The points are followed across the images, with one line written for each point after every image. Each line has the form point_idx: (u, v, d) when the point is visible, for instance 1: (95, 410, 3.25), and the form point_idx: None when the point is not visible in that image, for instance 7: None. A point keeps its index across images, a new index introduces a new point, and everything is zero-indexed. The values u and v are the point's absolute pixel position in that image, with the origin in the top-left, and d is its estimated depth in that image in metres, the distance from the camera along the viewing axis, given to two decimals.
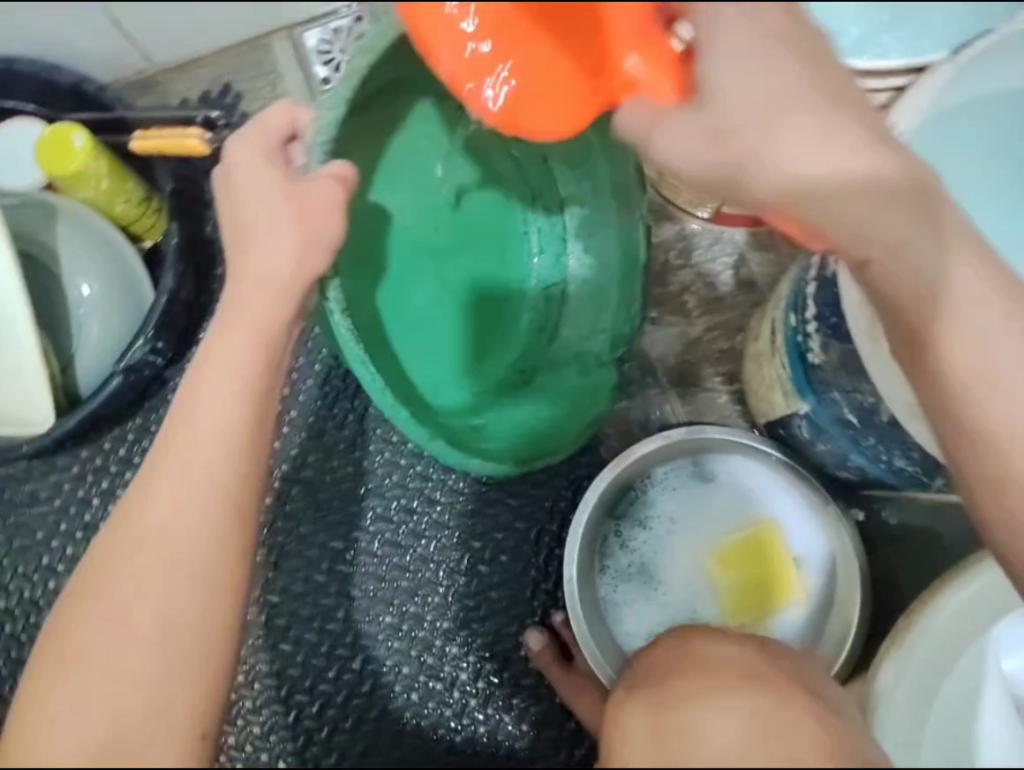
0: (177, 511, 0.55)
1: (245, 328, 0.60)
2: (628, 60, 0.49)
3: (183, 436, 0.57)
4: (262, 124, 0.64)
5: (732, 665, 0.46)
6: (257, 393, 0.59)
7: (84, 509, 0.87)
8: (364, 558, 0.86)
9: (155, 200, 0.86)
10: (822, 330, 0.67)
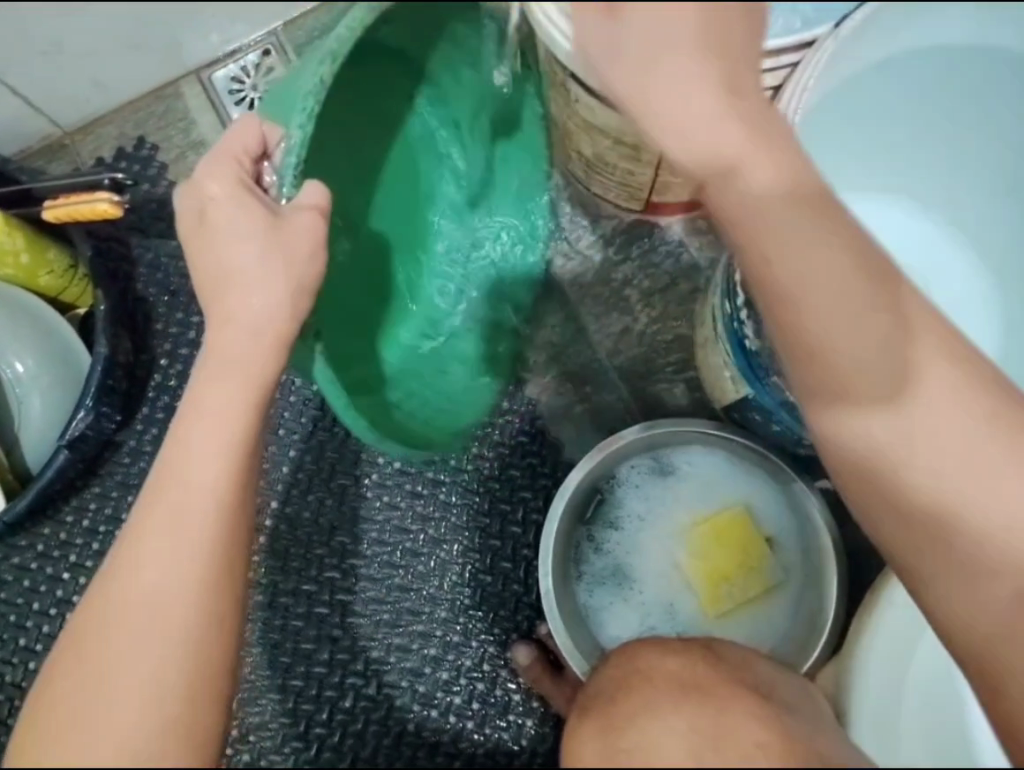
0: (165, 570, 0.55)
1: (234, 378, 0.58)
2: None
3: (169, 492, 0.56)
4: (227, 144, 0.59)
5: (681, 674, 0.46)
6: (250, 447, 0.58)
7: (55, 586, 0.86)
8: (353, 588, 0.85)
9: (81, 267, 0.84)
10: (754, 317, 0.67)
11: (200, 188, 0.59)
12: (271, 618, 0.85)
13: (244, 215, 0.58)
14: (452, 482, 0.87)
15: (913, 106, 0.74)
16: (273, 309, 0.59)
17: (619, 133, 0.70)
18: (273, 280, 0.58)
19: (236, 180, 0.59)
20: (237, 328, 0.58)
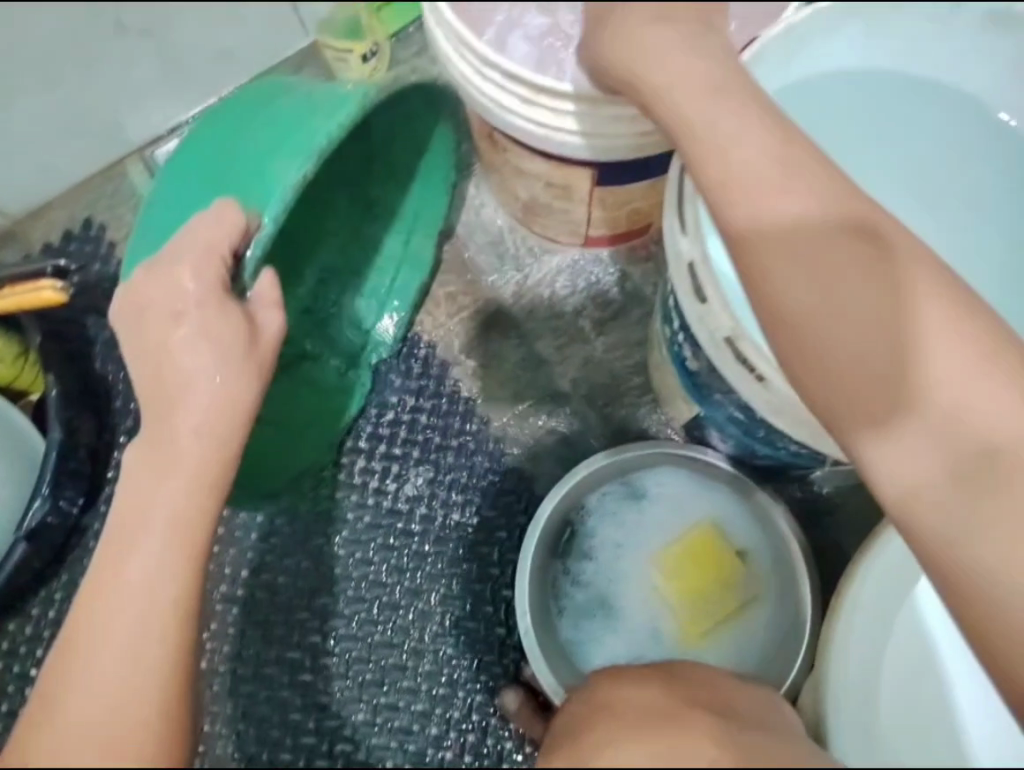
0: (101, 685, 0.50)
1: (174, 466, 0.56)
2: None
3: (107, 593, 0.52)
4: (203, 237, 0.60)
5: (646, 708, 0.45)
6: (196, 541, 0.55)
7: (24, 683, 0.83)
8: (328, 654, 0.84)
9: (33, 353, 0.85)
10: (689, 339, 0.68)
11: (175, 283, 0.59)
12: (252, 690, 0.83)
13: (205, 306, 0.58)
14: (424, 530, 0.87)
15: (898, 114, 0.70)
16: (219, 388, 0.57)
17: (548, 172, 0.72)
18: (219, 357, 0.58)
19: (213, 280, 0.59)
20: (179, 409, 0.57)
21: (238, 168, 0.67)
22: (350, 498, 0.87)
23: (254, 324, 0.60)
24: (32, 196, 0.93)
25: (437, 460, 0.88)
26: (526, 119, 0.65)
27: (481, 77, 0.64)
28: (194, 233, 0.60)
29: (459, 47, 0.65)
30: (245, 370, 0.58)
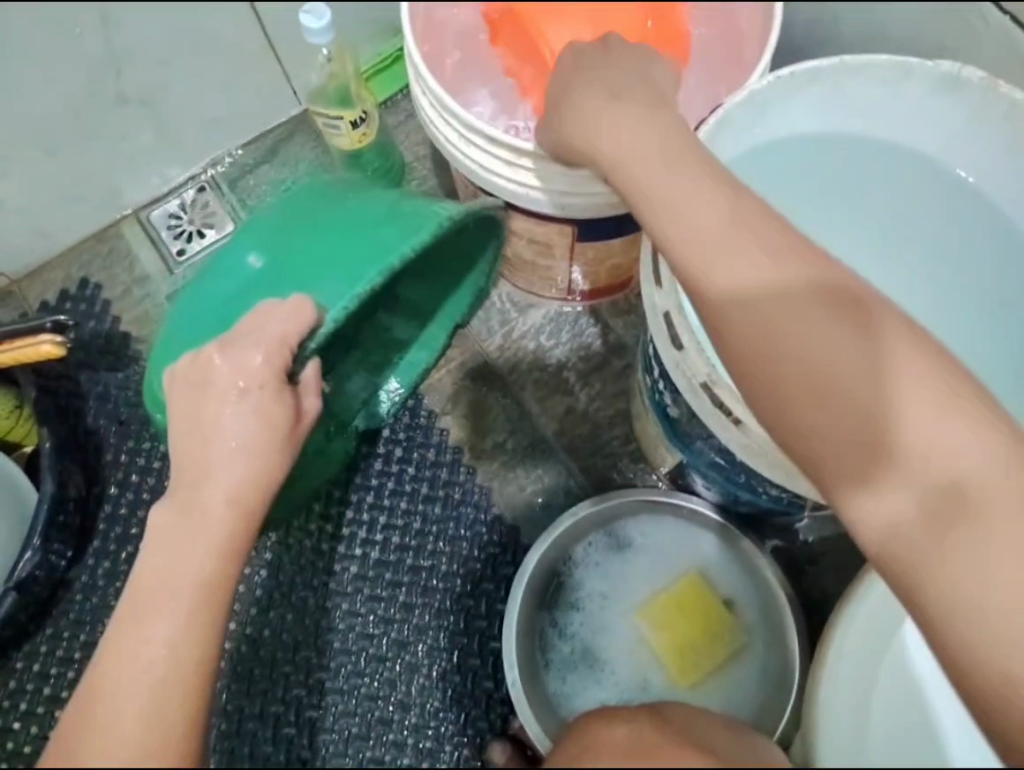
0: (115, 748, 0.51)
1: (198, 532, 0.57)
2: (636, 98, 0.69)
3: (128, 659, 0.53)
4: (275, 325, 0.58)
5: (628, 742, 0.45)
6: (215, 609, 0.56)
7: (5, 738, 0.82)
8: (311, 711, 0.83)
9: (27, 406, 0.86)
10: (669, 387, 0.70)
11: (244, 363, 0.58)
12: (235, 745, 0.82)
13: (263, 391, 0.58)
14: (411, 582, 0.87)
15: (851, 178, 0.75)
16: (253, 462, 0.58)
17: (531, 228, 0.75)
18: (262, 430, 0.58)
19: (279, 368, 0.58)
20: (211, 481, 0.57)
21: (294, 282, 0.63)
22: (338, 548, 0.88)
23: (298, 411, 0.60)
24: (32, 257, 0.95)
25: (424, 511, 0.89)
26: (507, 179, 0.70)
27: (467, 141, 0.70)
28: (261, 324, 0.58)
29: (443, 115, 0.71)
30: (282, 447, 0.59)
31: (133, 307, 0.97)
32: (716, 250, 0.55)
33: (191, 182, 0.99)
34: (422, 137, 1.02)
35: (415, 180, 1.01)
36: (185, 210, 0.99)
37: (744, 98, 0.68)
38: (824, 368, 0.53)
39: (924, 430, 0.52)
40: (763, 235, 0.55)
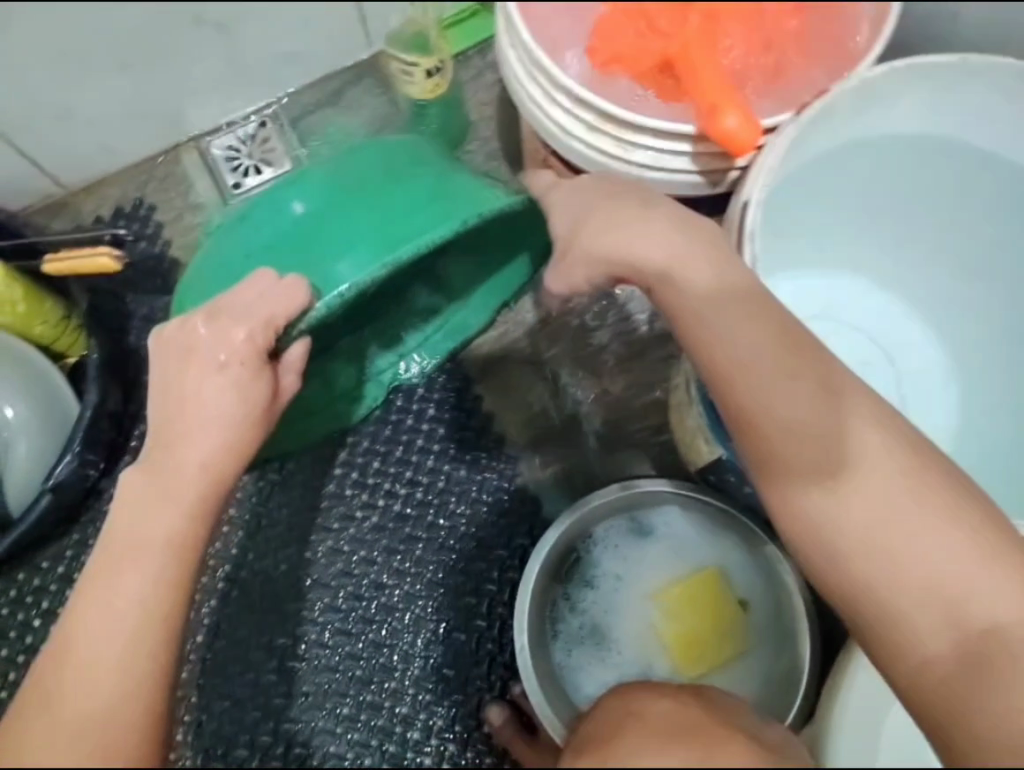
0: (89, 683, 0.53)
1: (171, 489, 0.59)
2: (729, 120, 0.63)
3: (103, 599, 0.55)
4: (262, 306, 0.60)
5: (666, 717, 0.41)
6: (184, 558, 0.58)
7: (25, 632, 0.85)
8: (315, 649, 0.86)
9: (75, 318, 0.87)
10: None
11: (223, 335, 0.60)
12: (238, 670, 0.86)
13: (243, 361, 0.60)
14: (428, 538, 0.89)
15: (903, 178, 0.75)
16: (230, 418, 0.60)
17: None
18: (239, 403, 0.60)
19: (261, 346, 0.60)
20: (190, 441, 0.60)
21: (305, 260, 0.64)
22: (362, 496, 0.90)
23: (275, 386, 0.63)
24: (94, 169, 0.97)
25: (449, 471, 0.90)
26: (590, 146, 0.66)
27: (550, 102, 0.66)
28: (250, 301, 0.60)
29: (530, 71, 0.66)
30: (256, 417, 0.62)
31: (186, 231, 0.99)
32: (712, 324, 0.60)
33: (250, 120, 0.97)
34: (489, 97, 1.00)
35: (476, 141, 1.00)
36: (243, 144, 0.97)
37: (849, 87, 0.65)
38: (807, 464, 0.59)
39: (917, 536, 0.56)
40: (760, 321, 0.61)
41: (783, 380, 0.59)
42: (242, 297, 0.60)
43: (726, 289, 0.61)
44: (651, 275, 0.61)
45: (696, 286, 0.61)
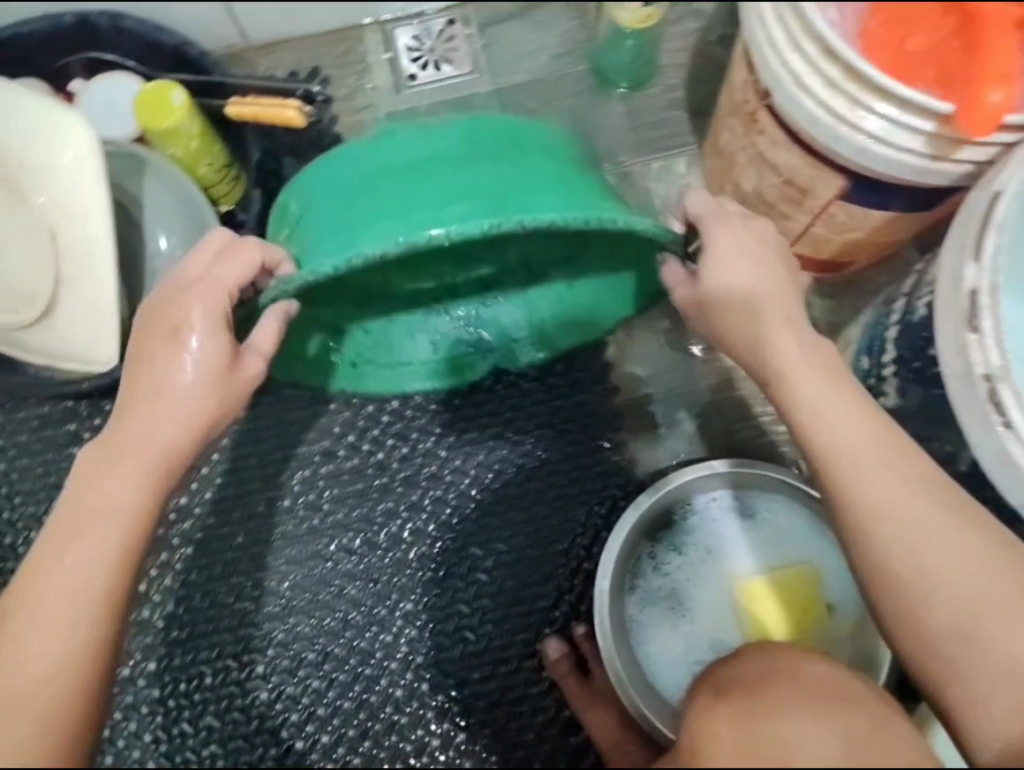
0: (22, 648, 0.56)
1: (130, 458, 0.61)
2: (991, 95, 0.57)
3: (46, 569, 0.58)
4: (220, 272, 0.64)
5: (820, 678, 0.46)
6: (138, 523, 0.60)
7: None
8: (392, 541, 0.87)
9: (235, 168, 0.87)
10: (901, 373, 0.67)
11: (184, 304, 0.63)
12: (316, 544, 0.87)
13: (205, 334, 0.63)
14: (524, 464, 0.88)
15: None
16: (193, 395, 0.62)
17: (794, 167, 0.74)
18: (203, 373, 0.62)
19: (218, 314, 0.63)
20: (147, 410, 0.62)
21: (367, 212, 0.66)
22: (466, 411, 0.89)
23: (235, 361, 0.64)
24: (276, 28, 0.93)
25: (559, 406, 0.89)
26: (819, 102, 0.64)
27: (792, 48, 0.64)
28: (207, 271, 0.64)
29: (782, 14, 0.64)
30: (217, 389, 0.63)
31: (353, 114, 0.93)
32: (784, 371, 0.63)
33: (441, 13, 0.95)
34: (684, 46, 0.95)
35: (663, 85, 0.94)
36: (425, 40, 0.95)
37: None
38: (883, 497, 0.59)
39: (990, 599, 0.57)
40: (824, 371, 0.63)
41: (863, 447, 0.60)
42: (201, 271, 0.64)
43: (790, 326, 0.63)
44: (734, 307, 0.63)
45: (765, 326, 0.63)
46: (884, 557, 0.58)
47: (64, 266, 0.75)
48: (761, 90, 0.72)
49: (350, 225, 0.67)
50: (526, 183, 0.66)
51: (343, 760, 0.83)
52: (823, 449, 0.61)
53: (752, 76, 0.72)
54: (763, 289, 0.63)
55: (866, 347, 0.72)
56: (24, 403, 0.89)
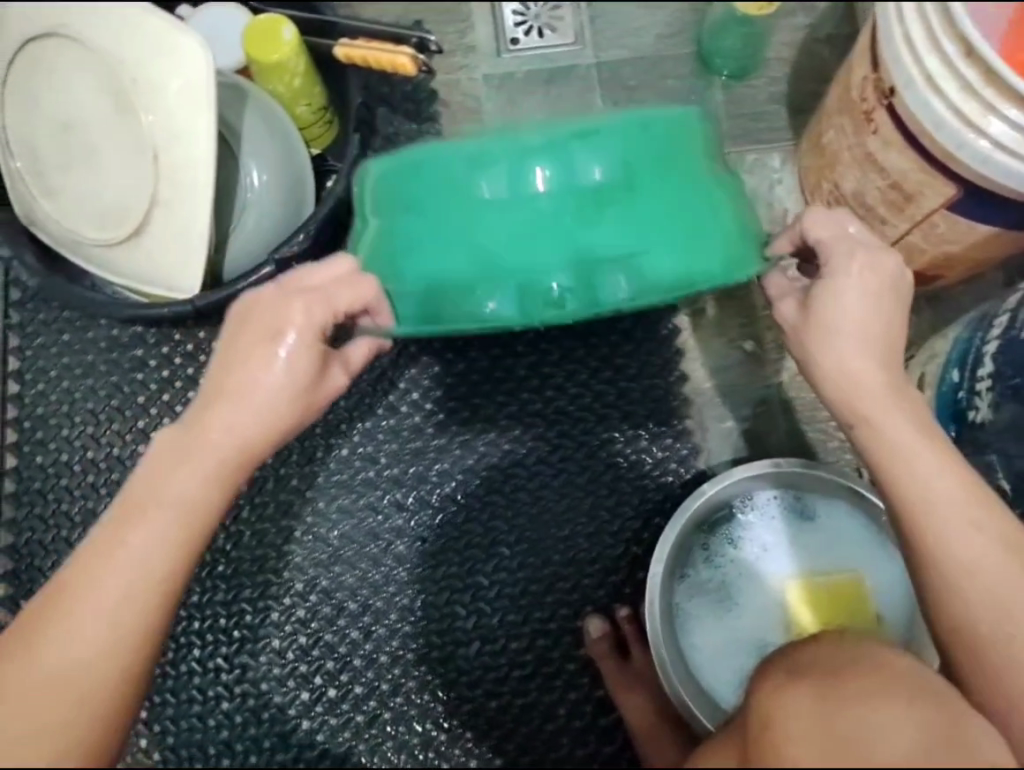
0: (73, 629, 0.54)
1: (200, 459, 0.58)
2: None
3: (106, 553, 0.55)
4: (335, 291, 0.60)
5: (898, 678, 0.46)
6: (199, 528, 0.58)
7: (188, 386, 0.88)
8: (444, 501, 0.87)
9: (330, 112, 0.86)
10: (995, 389, 0.68)
11: (286, 314, 0.59)
12: (369, 495, 0.87)
13: (298, 347, 0.60)
14: (584, 442, 0.87)
15: None
16: (278, 403, 0.60)
17: (902, 171, 0.73)
18: (291, 386, 0.60)
19: (318, 328, 0.60)
20: (226, 414, 0.59)
21: (456, 251, 0.60)
22: (531, 382, 0.88)
23: (319, 376, 0.62)
24: None
25: (625, 387, 0.88)
26: (948, 105, 0.65)
27: (928, 49, 0.65)
28: (323, 284, 0.60)
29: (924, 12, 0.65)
30: (301, 402, 0.61)
31: (452, 71, 0.93)
32: (882, 419, 0.59)
33: None
34: (792, 41, 0.94)
35: (766, 78, 0.93)
36: (531, 5, 0.94)
37: None
38: (969, 560, 0.57)
39: None
40: (925, 428, 0.60)
41: (955, 509, 0.58)
42: (315, 283, 0.61)
43: (892, 376, 0.60)
44: (824, 333, 0.59)
45: (869, 371, 0.59)
46: (967, 621, 0.57)
47: (162, 188, 0.74)
48: (882, 89, 0.71)
49: (437, 263, 0.61)
50: (643, 228, 0.58)
51: (373, 714, 0.83)
52: (903, 500, 0.58)
53: (876, 74, 0.72)
54: (873, 329, 0.59)
55: (956, 359, 0.73)
56: (94, 323, 0.89)
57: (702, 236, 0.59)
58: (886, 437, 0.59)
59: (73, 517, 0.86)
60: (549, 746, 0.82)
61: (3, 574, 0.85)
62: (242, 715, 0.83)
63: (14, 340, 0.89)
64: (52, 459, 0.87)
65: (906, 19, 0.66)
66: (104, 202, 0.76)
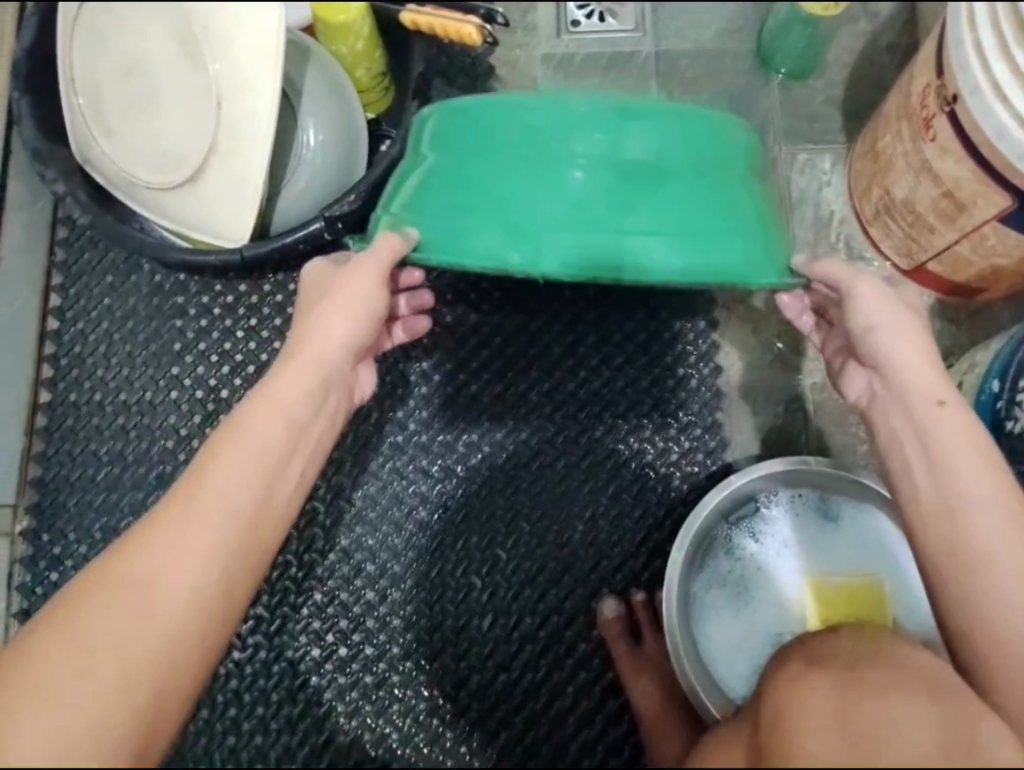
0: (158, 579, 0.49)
1: (278, 401, 0.58)
2: None
3: (197, 505, 0.53)
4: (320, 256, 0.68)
5: (917, 672, 0.47)
6: (274, 487, 0.56)
7: (226, 338, 0.89)
8: (469, 473, 0.87)
9: (388, 78, 0.87)
10: None
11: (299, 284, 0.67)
12: (398, 462, 0.88)
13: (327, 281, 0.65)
14: (612, 427, 0.88)
15: None
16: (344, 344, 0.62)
17: (957, 179, 0.73)
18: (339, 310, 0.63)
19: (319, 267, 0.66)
20: (289, 364, 0.60)
21: (485, 191, 0.60)
22: (566, 362, 0.89)
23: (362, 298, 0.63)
24: None
25: (659, 377, 0.89)
26: (1013, 114, 0.65)
27: (996, 56, 0.65)
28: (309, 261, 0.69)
29: (995, 19, 0.65)
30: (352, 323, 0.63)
31: (511, 49, 0.93)
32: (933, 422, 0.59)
33: None
34: (852, 46, 0.94)
35: (822, 81, 0.93)
36: None
37: None
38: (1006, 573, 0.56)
39: None
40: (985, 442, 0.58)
41: (995, 522, 0.57)
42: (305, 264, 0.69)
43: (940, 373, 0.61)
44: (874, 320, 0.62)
45: (918, 361, 0.61)
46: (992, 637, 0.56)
47: (223, 138, 0.75)
48: (944, 95, 0.71)
49: (463, 197, 0.61)
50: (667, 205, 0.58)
51: (382, 675, 0.83)
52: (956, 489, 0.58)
53: (939, 80, 0.72)
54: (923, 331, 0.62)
55: (996, 371, 0.73)
56: (138, 269, 0.90)
57: (727, 236, 0.59)
58: (943, 434, 0.59)
59: (102, 456, 0.86)
60: (555, 723, 0.82)
61: (27, 506, 0.85)
62: (254, 666, 0.83)
63: (57, 278, 0.90)
64: (85, 398, 0.88)
65: (976, 24, 0.66)
66: (162, 145, 0.77)
